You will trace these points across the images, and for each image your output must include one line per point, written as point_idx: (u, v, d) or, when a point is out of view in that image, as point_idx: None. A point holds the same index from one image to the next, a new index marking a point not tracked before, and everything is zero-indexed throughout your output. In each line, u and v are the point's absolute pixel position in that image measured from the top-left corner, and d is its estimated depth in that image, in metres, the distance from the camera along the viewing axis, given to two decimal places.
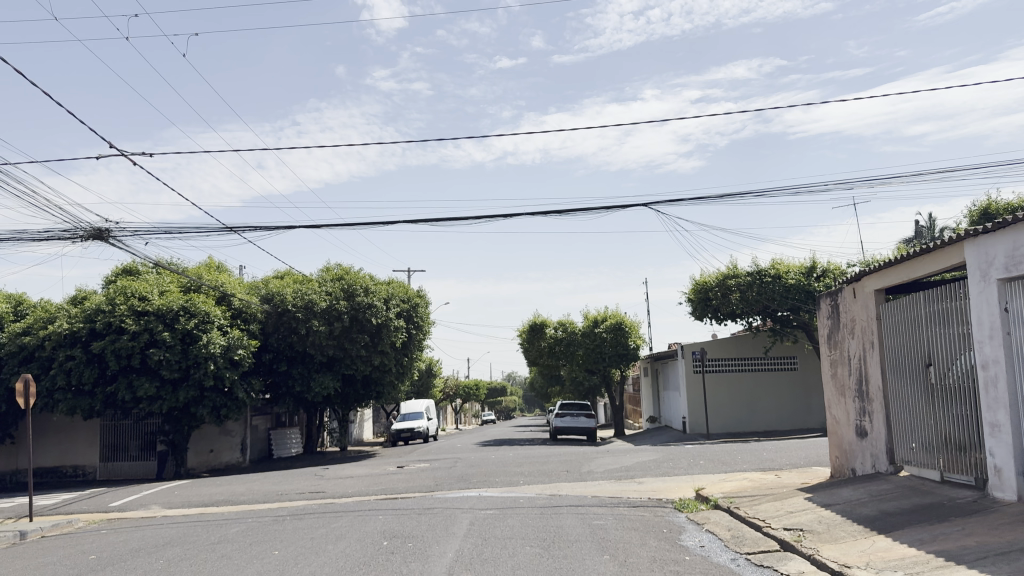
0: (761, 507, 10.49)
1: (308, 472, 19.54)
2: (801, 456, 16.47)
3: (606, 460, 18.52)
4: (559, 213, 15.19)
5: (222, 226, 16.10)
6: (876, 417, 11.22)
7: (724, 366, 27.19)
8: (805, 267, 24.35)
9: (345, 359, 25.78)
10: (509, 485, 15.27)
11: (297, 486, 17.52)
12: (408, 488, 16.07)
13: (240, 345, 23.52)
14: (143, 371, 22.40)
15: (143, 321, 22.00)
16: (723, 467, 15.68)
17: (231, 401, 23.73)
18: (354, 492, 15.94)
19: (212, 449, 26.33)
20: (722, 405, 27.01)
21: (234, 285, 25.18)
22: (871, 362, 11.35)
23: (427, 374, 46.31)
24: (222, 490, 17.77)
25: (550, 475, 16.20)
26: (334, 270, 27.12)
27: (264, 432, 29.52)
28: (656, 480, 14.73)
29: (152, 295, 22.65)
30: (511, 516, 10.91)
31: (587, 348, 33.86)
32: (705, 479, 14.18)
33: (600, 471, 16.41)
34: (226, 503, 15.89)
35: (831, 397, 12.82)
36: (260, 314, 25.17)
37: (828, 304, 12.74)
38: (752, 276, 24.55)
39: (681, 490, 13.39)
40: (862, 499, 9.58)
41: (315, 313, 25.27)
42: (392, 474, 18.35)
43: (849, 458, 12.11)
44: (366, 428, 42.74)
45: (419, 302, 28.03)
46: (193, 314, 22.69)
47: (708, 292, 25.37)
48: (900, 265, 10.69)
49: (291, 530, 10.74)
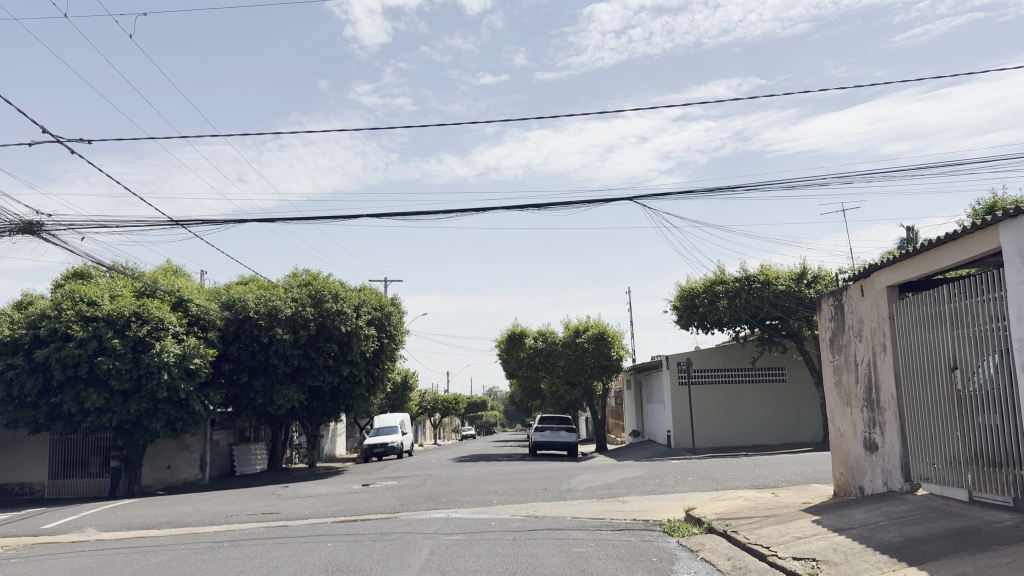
0: (763, 531, 9.21)
1: (264, 491, 18.03)
2: (799, 472, 15.21)
3: (588, 476, 17.20)
4: (538, 207, 13.93)
5: (168, 219, 14.72)
6: (888, 428, 9.99)
7: (711, 377, 25.97)
8: (796, 273, 23.19)
9: (311, 370, 24.35)
10: (481, 505, 13.90)
11: (251, 506, 16.04)
12: (370, 509, 14.65)
13: (197, 354, 22.00)
14: (91, 382, 20.84)
15: (91, 327, 20.48)
16: (715, 484, 14.37)
17: (186, 414, 22.21)
18: (310, 514, 14.49)
19: (170, 465, 24.81)
20: (708, 418, 25.78)
21: (192, 291, 23.67)
22: (882, 367, 10.13)
23: (402, 388, 44.83)
24: (168, 510, 16.26)
25: (526, 494, 14.81)
26: (302, 275, 25.75)
27: (226, 448, 27.97)
28: (642, 499, 13.39)
29: (102, 299, 21.13)
30: (479, 543, 9.56)
31: (569, 359, 32.62)
32: (695, 499, 12.85)
33: (581, 490, 15.04)
34: (169, 525, 14.42)
35: (835, 407, 11.59)
36: (220, 321, 23.61)
37: (831, 304, 11.54)
38: (740, 282, 23.41)
39: (670, 511, 12.04)
40: (881, 522, 8.30)
41: (279, 320, 23.92)
42: (356, 493, 16.93)
43: (857, 475, 10.87)
44: (338, 443, 41.14)
45: (392, 310, 26.64)
46: (146, 321, 21.15)
47: (694, 299, 24.22)
48: (917, 256, 9.48)
49: (223, 559, 9.35)
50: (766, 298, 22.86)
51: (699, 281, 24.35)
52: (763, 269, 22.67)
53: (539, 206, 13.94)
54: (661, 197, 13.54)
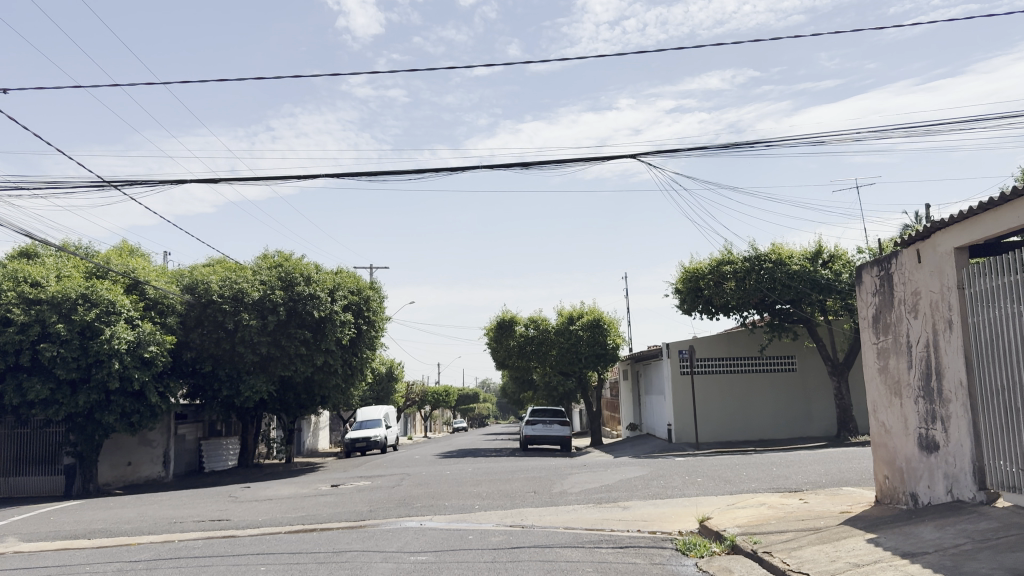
0: (805, 553, 7.33)
1: (220, 493, 16.12)
2: (823, 473, 13.37)
3: (583, 476, 15.33)
4: (526, 166, 11.97)
5: (98, 180, 12.71)
6: (953, 424, 8.13)
7: (714, 367, 24.11)
8: (810, 252, 21.33)
9: (281, 359, 22.44)
10: (460, 512, 11.98)
11: (200, 511, 14.12)
12: (333, 515, 12.75)
13: (153, 341, 20.04)
14: (36, 371, 18.88)
15: (34, 310, 18.53)
16: (729, 487, 12.52)
17: (143, 407, 20.37)
18: (264, 521, 12.60)
19: (130, 462, 22.98)
20: (711, 411, 23.93)
21: (151, 273, 21.73)
22: (945, 350, 8.25)
23: (386, 378, 42.97)
24: (106, 515, 14.33)
25: (512, 498, 12.91)
26: (273, 257, 23.78)
27: (193, 443, 26.13)
28: (645, 505, 11.51)
29: (46, 280, 19.17)
30: (450, 567, 7.70)
31: (562, 347, 30.76)
32: (709, 505, 10.98)
33: (575, 493, 13.15)
34: (99, 535, 12.50)
35: (877, 399, 9.76)
36: (181, 305, 21.67)
37: (874, 276, 9.67)
38: (749, 261, 21.47)
39: (681, 521, 10.16)
40: (964, 546, 6.41)
41: (245, 305, 21.98)
42: (321, 496, 15.03)
43: (908, 480, 9.02)
44: (320, 437, 39.29)
45: (371, 294, 24.67)
46: (95, 304, 19.15)
47: (699, 281, 22.31)
48: (990, 212, 7.55)
49: None
50: (778, 279, 20.97)
51: (704, 262, 22.46)
52: (775, 247, 20.74)
53: (529, 165, 11.99)
54: (669, 154, 11.60)
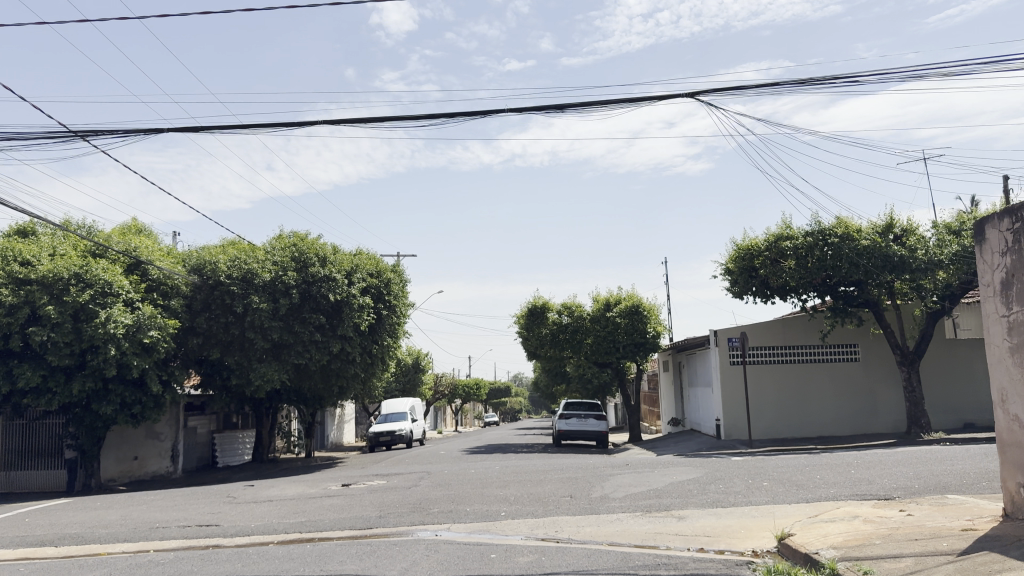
0: None
1: (218, 493, 14.44)
2: (912, 477, 11.29)
3: (628, 477, 13.39)
4: (560, 109, 10.08)
5: (66, 132, 11.11)
6: None
7: (768, 356, 21.99)
8: (879, 226, 19.17)
9: (295, 346, 20.70)
10: (484, 520, 10.12)
11: (189, 515, 12.39)
12: (336, 522, 10.95)
13: (155, 325, 18.38)
14: (27, 357, 17.39)
15: (23, 291, 17.01)
16: (804, 492, 10.52)
17: (146, 397, 18.78)
18: (257, 528, 10.87)
19: (137, 455, 21.45)
20: (764, 406, 21.82)
21: (154, 252, 20.16)
22: None
23: (413, 369, 41.37)
24: (85, 517, 12.68)
25: (544, 504, 10.99)
26: (288, 237, 22.11)
27: (206, 436, 24.63)
28: (705, 515, 9.52)
29: (37, 259, 17.65)
30: None
31: (598, 336, 28.77)
32: (788, 516, 9.00)
33: (619, 499, 11.19)
34: (66, 542, 10.80)
35: (1006, 387, 7.72)
36: (187, 287, 20.07)
37: (1006, 231, 7.63)
38: (812, 237, 19.31)
39: (756, 538, 8.20)
40: None
41: (256, 287, 20.35)
42: (327, 498, 13.24)
43: None
44: (345, 431, 37.71)
45: (393, 278, 22.98)
46: (90, 284, 17.60)
47: (754, 259, 20.24)
48: None
49: None
50: (845, 256, 18.77)
51: (760, 239, 20.38)
52: (842, 220, 18.55)
53: (565, 108, 10.10)
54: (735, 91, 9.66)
